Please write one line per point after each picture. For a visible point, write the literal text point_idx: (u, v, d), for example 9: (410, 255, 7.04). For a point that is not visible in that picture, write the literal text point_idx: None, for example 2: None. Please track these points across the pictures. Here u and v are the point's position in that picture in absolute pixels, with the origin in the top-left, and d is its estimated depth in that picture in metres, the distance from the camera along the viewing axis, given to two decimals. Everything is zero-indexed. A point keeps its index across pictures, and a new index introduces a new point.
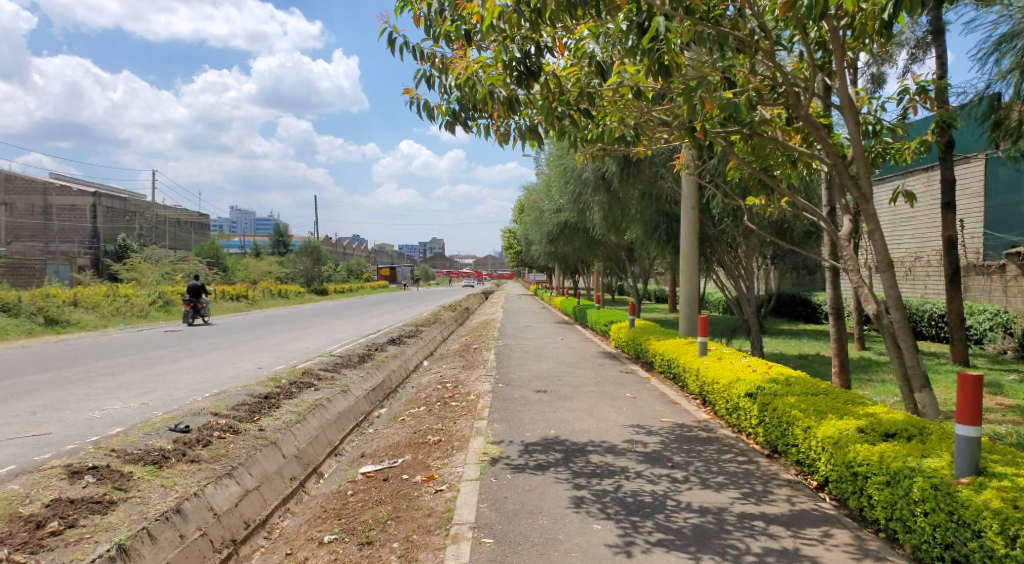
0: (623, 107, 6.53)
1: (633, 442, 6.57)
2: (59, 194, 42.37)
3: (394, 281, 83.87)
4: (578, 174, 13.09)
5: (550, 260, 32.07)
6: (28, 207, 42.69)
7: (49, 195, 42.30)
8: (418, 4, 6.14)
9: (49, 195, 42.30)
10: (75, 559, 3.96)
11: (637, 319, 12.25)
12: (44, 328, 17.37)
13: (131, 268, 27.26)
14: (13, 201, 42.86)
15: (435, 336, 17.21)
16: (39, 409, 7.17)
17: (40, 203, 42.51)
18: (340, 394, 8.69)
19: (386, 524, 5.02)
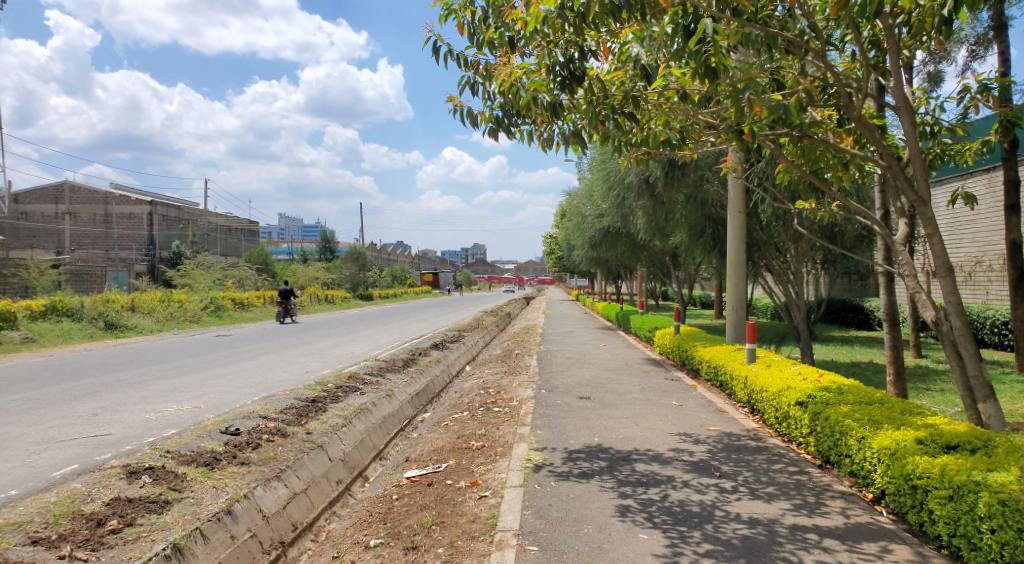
0: (669, 111, 6.48)
1: (680, 451, 6.46)
2: (119, 203, 44.07)
3: (438, 285, 84.79)
4: (621, 178, 13.00)
5: (593, 266, 31.89)
6: (89, 215, 44.52)
7: (110, 205, 44.05)
8: (462, 12, 6.19)
9: (110, 205, 44.05)
10: (133, 557, 4.08)
11: (682, 325, 12.07)
12: (105, 332, 18.08)
13: (184, 274, 28.12)
14: (76, 210, 44.82)
15: (477, 342, 17.26)
16: (100, 410, 7.43)
17: (101, 212, 44.31)
18: (384, 398, 8.78)
19: (431, 529, 5.04)
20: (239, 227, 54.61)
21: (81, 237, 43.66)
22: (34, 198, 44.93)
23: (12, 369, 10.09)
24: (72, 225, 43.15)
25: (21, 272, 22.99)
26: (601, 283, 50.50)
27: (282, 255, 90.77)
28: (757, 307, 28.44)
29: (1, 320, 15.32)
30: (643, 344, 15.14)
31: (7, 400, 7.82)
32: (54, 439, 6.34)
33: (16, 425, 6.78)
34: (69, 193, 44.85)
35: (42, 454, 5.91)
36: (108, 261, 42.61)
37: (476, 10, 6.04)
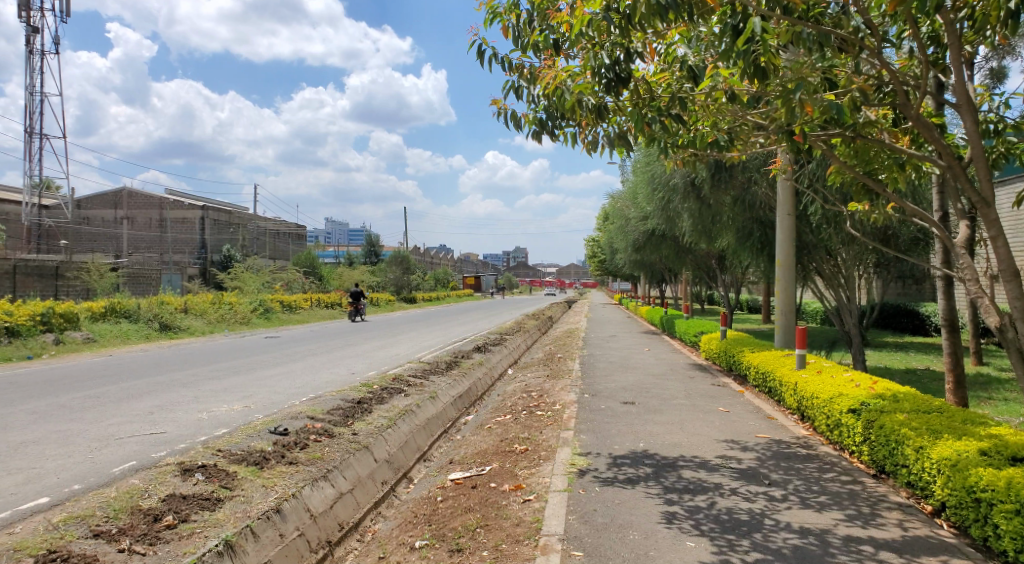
0: (716, 112, 6.41)
1: (727, 458, 6.35)
2: (174, 207, 45.53)
3: (479, 289, 85.36)
4: (666, 180, 12.85)
5: (636, 269, 31.62)
6: (145, 220, 46.07)
7: (165, 209, 45.65)
8: (507, 16, 6.20)
9: (165, 209, 45.65)
10: (187, 552, 4.18)
11: (728, 330, 11.86)
12: (159, 333, 18.68)
13: (235, 277, 28.89)
14: (133, 215, 46.49)
15: (519, 345, 17.25)
16: (155, 409, 7.66)
17: (157, 216, 45.88)
18: (428, 400, 8.85)
19: (475, 532, 5.05)
20: (287, 231, 55.76)
21: (138, 241, 45.27)
22: (95, 203, 46.76)
23: (74, 369, 10.48)
24: (130, 230, 44.74)
25: (83, 274, 23.95)
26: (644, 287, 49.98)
27: (331, 260, 92.96)
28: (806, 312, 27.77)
29: (65, 321, 15.97)
30: (688, 348, 14.92)
31: (70, 398, 8.13)
32: (113, 436, 6.56)
33: (78, 422, 7.04)
34: (127, 199, 46.51)
35: (102, 451, 6.13)
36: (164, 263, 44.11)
37: (522, 13, 6.06)
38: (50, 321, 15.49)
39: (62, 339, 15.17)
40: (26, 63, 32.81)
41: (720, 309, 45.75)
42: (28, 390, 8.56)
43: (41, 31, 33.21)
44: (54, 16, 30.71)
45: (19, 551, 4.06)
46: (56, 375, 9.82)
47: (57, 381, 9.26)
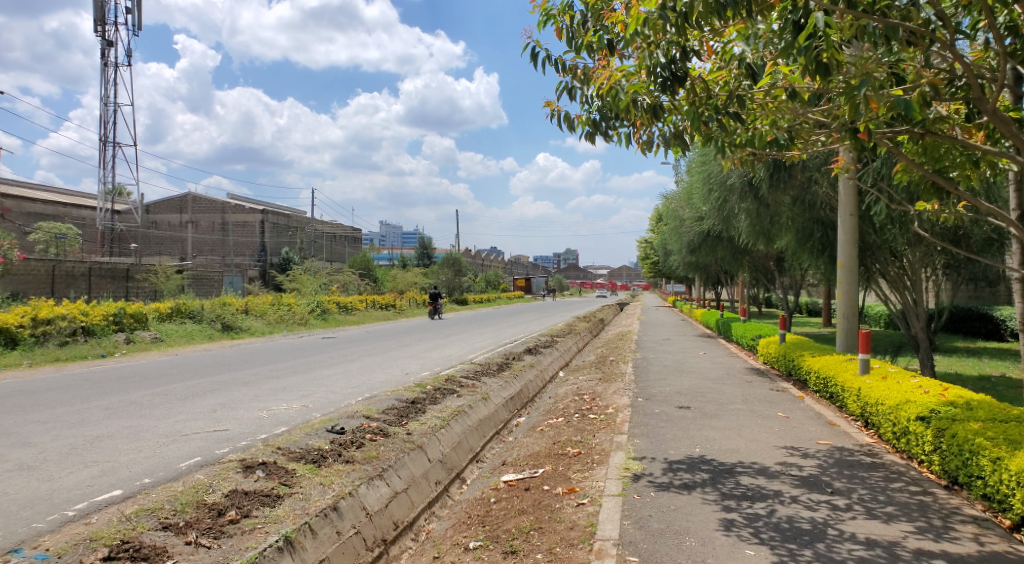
0: (775, 110, 6.29)
1: (787, 465, 6.17)
2: (235, 211, 47.08)
3: (529, 290, 85.67)
4: (723, 179, 12.60)
5: (689, 271, 31.18)
6: (208, 223, 47.77)
7: (227, 212, 47.22)
8: (560, 17, 6.26)
9: (227, 212, 47.22)
10: (249, 546, 4.29)
11: (787, 333, 11.54)
12: (221, 333, 19.30)
13: (294, 279, 29.72)
14: (197, 218, 48.26)
15: (570, 347, 17.14)
16: (219, 407, 7.91)
17: (220, 220, 47.51)
18: (481, 401, 8.91)
19: (529, 534, 5.04)
20: (342, 234, 57.08)
21: (202, 244, 46.97)
22: (162, 208, 48.62)
23: (144, 367, 10.94)
24: (194, 233, 46.46)
25: (152, 277, 24.95)
26: (698, 289, 49.10)
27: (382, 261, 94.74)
28: (870, 316, 26.78)
29: (135, 321, 16.66)
30: (745, 352, 14.60)
31: (140, 395, 8.48)
32: (180, 433, 6.81)
33: (147, 418, 7.33)
34: (192, 203, 48.16)
35: (170, 446, 6.36)
36: (226, 266, 45.70)
37: (576, 14, 6.13)
38: (122, 322, 16.17)
39: (132, 339, 15.81)
40: (101, 74, 34.48)
41: (778, 311, 44.52)
42: (102, 387, 8.97)
43: (116, 44, 34.85)
44: (128, 30, 32.26)
45: (95, 540, 4.23)
46: (128, 372, 10.26)
47: (128, 379, 9.67)
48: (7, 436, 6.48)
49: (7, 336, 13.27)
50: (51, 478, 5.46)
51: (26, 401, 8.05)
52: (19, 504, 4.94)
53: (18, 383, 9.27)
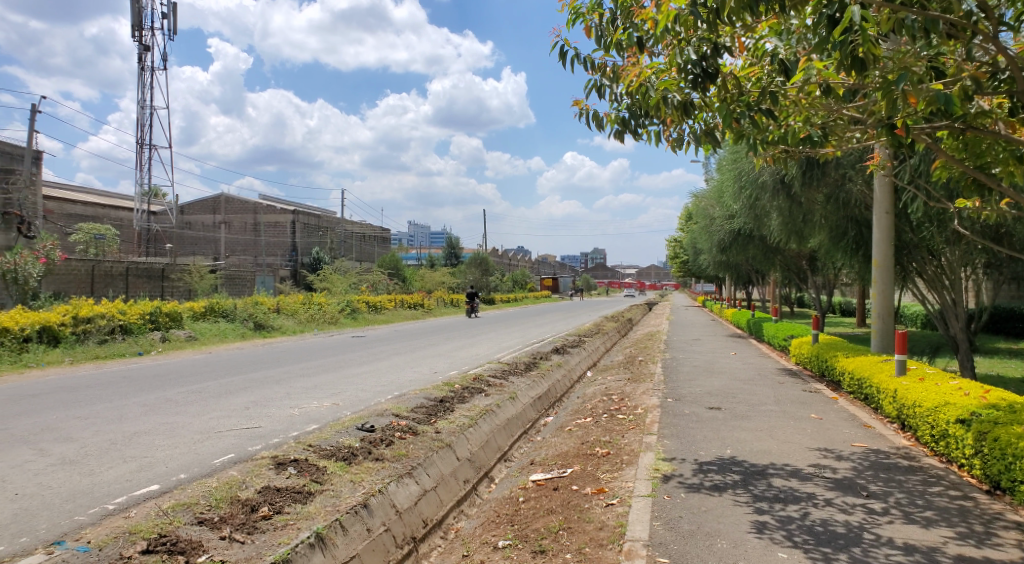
0: (809, 107, 6.21)
1: (821, 467, 6.07)
2: (267, 212, 47.88)
3: (556, 290, 85.60)
4: (754, 177, 12.42)
5: (719, 270, 30.83)
6: (241, 224, 48.63)
7: (259, 213, 47.97)
8: (589, 15, 6.30)
9: (259, 213, 47.98)
10: (282, 542, 4.34)
11: (820, 334, 11.34)
12: (254, 332, 19.62)
13: (324, 278, 30.14)
14: (230, 219, 49.11)
15: (598, 347, 17.05)
16: (251, 405, 8.03)
17: (252, 220, 48.33)
18: (508, 400, 8.91)
19: (558, 534, 5.03)
20: (372, 234, 57.62)
21: (234, 244, 47.81)
22: (196, 209, 49.57)
23: (179, 364, 11.16)
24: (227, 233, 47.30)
25: (187, 276, 25.46)
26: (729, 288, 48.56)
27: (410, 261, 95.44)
28: (907, 316, 26.17)
29: (170, 320, 16.98)
30: (776, 352, 14.38)
31: (175, 392, 8.65)
32: (214, 430, 6.93)
33: (182, 415, 7.47)
34: (226, 204, 49.01)
35: (204, 442, 6.47)
36: (257, 266, 46.48)
37: (605, 12, 6.16)
38: (157, 320, 16.51)
39: (168, 337, 16.16)
40: (139, 78, 35.33)
41: (810, 311, 43.79)
42: (139, 384, 9.16)
43: (153, 49, 35.65)
44: (165, 34, 32.98)
45: (133, 534, 4.33)
46: (164, 370, 10.48)
47: (165, 376, 9.88)
48: (50, 431, 6.67)
49: (49, 334, 13.52)
50: (92, 472, 5.60)
51: (67, 397, 8.26)
52: (61, 498, 5.07)
53: (60, 380, 9.51)
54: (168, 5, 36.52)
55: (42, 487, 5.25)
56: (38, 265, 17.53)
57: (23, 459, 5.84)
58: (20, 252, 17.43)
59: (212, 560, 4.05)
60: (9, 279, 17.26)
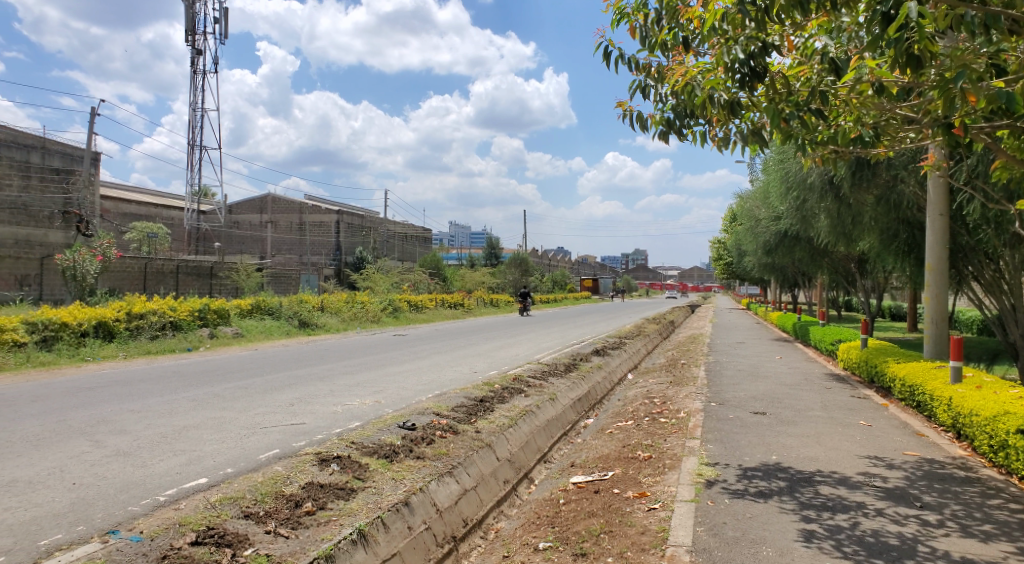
0: (861, 106, 6.10)
1: (871, 475, 5.91)
2: (312, 212, 48.83)
3: (596, 291, 85.30)
4: (802, 178, 12.13)
5: (765, 272, 30.33)
6: (287, 223, 49.64)
7: (304, 213, 48.96)
8: (634, 16, 6.29)
9: (304, 213, 48.96)
10: (325, 538, 4.40)
11: (869, 339, 11.05)
12: (299, 330, 19.98)
13: (367, 278, 30.57)
14: (276, 219, 50.08)
15: (639, 349, 16.91)
16: (296, 401, 8.17)
17: (297, 220, 49.29)
18: (548, 402, 8.89)
19: (599, 537, 4.99)
20: (414, 234, 58.19)
21: (279, 243, 48.88)
22: (243, 209, 50.78)
23: (228, 360, 11.46)
24: (272, 232, 48.35)
25: (234, 275, 26.06)
26: (773, 290, 47.69)
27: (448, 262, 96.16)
28: (961, 322, 25.29)
29: (218, 317, 17.41)
30: (823, 357, 14.06)
31: (223, 387, 8.85)
32: (260, 425, 7.06)
33: (229, 410, 7.64)
34: (271, 204, 50.06)
35: (250, 438, 6.60)
36: (301, 265, 47.43)
37: (650, 12, 6.15)
38: (206, 317, 16.93)
39: (216, 334, 16.58)
40: (190, 82, 36.40)
41: (858, 315, 42.67)
42: (189, 379, 9.42)
43: (204, 53, 36.69)
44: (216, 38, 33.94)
45: (183, 525, 4.43)
46: (213, 365, 10.76)
47: (213, 372, 10.13)
48: (105, 423, 6.89)
49: (105, 329, 13.92)
50: (144, 464, 5.76)
51: (121, 391, 8.53)
52: (116, 488, 5.22)
53: (115, 373, 9.84)
54: (220, 11, 37.60)
55: (97, 477, 5.41)
56: (96, 263, 18.18)
57: (80, 450, 6.04)
58: (80, 250, 18.09)
59: (258, 554, 4.12)
60: (70, 275, 17.95)
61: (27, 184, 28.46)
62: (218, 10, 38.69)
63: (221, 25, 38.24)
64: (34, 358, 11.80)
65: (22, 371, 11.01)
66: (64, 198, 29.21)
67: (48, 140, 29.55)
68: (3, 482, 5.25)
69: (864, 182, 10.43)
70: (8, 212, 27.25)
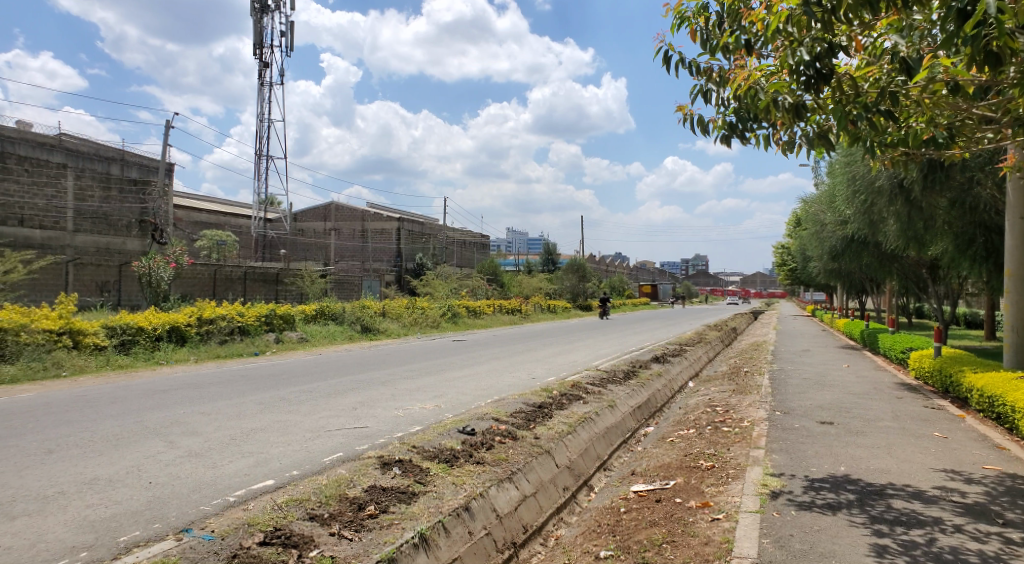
0: (935, 107, 5.93)
1: (947, 490, 5.69)
2: (374, 219, 49.81)
3: (656, 298, 84.07)
4: (869, 181, 11.79)
5: (832, 279, 29.48)
6: (350, 231, 50.62)
7: (367, 221, 49.92)
8: (695, 19, 6.23)
9: (367, 221, 49.93)
10: (387, 541, 4.45)
11: (943, 347, 10.65)
12: (361, 334, 20.38)
13: (427, 284, 30.92)
14: (340, 226, 50.94)
15: (700, 357, 16.64)
16: (359, 405, 8.32)
17: (359, 227, 50.26)
18: (607, 409, 8.84)
19: (661, 547, 4.93)
20: (472, 241, 58.62)
21: (343, 250, 50.11)
22: (308, 217, 52.13)
23: (293, 365, 11.77)
24: (336, 239, 49.61)
25: (298, 281, 26.72)
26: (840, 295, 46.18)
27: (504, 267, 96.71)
28: None
29: (284, 322, 17.92)
30: (893, 366, 13.57)
31: (288, 391, 9.09)
32: (324, 429, 7.22)
33: (295, 413, 7.85)
34: (334, 212, 51.19)
35: (315, 441, 6.75)
36: (361, 271, 48.51)
37: (711, 15, 6.10)
38: (272, 322, 17.43)
39: (282, 338, 17.05)
40: (257, 94, 37.71)
41: (934, 323, 40.86)
42: (256, 383, 9.70)
43: (271, 65, 38.01)
44: None
45: (252, 525, 4.56)
46: (280, 370, 11.09)
47: (281, 376, 10.42)
48: (178, 424, 7.16)
49: (178, 334, 14.45)
50: (215, 465, 5.96)
51: (192, 393, 8.85)
52: (189, 488, 5.41)
53: (190, 376, 10.23)
54: (286, 24, 38.89)
55: (171, 477, 5.62)
56: (169, 269, 18.91)
57: (155, 450, 6.29)
58: (155, 257, 18.85)
59: (323, 555, 4.19)
60: (145, 282, 18.68)
61: (107, 196, 29.62)
62: (284, 23, 40.00)
63: (287, 39, 39.62)
64: (114, 360, 12.38)
65: (104, 373, 11.56)
66: (140, 208, 30.75)
67: (128, 153, 31.26)
68: (86, 479, 5.50)
69: (938, 184, 10.16)
70: (91, 221, 28.55)
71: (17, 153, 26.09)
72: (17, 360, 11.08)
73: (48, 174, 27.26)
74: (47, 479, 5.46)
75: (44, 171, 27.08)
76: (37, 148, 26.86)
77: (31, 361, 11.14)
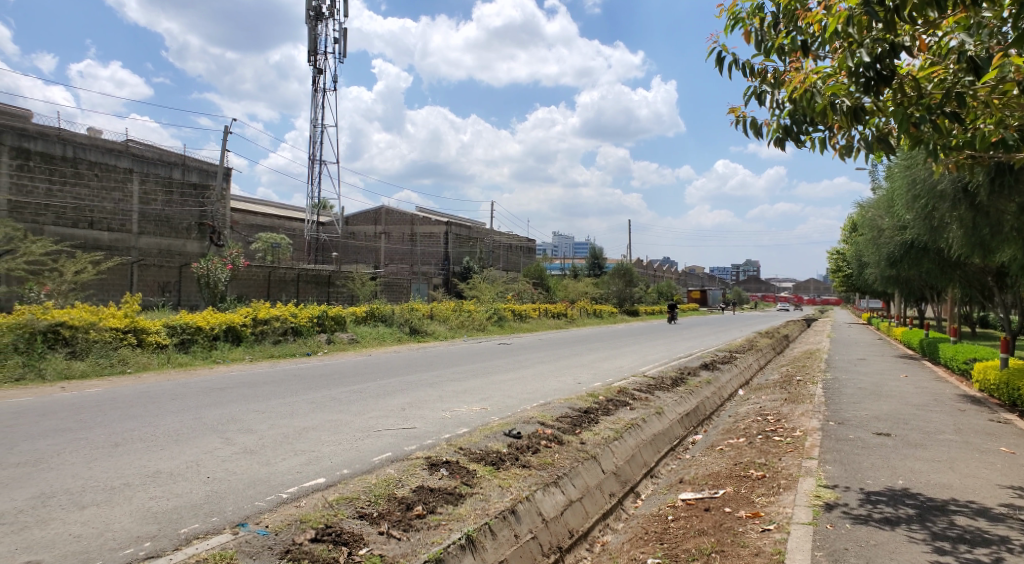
0: (1004, 107, 5.68)
1: (1015, 508, 5.45)
2: (423, 223, 50.38)
3: (704, 304, 82.67)
4: (932, 186, 11.62)
5: (892, 286, 28.51)
6: (399, 234, 51.37)
7: (415, 224, 50.54)
8: (749, 20, 6.15)
9: (415, 224, 50.55)
10: (434, 542, 4.50)
11: (1010, 358, 10.19)
12: (410, 336, 20.63)
13: (473, 287, 31.10)
14: (389, 229, 51.75)
15: (751, 364, 16.33)
16: (407, 407, 8.43)
17: (409, 231, 50.92)
18: (655, 415, 8.76)
19: (710, 556, 4.85)
20: (519, 245, 58.75)
21: (391, 252, 50.87)
22: (358, 220, 53.04)
23: (346, 366, 11.99)
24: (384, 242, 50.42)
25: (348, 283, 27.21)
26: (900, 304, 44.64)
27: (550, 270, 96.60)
28: None
29: (335, 323, 18.29)
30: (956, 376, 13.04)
31: (340, 391, 9.27)
32: (374, 429, 7.35)
33: (345, 413, 8.01)
34: (384, 215, 52.01)
35: (365, 440, 6.88)
36: (409, 274, 49.17)
37: (766, 16, 6.00)
38: (324, 323, 17.80)
39: (334, 339, 17.41)
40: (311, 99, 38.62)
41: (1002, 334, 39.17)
42: (309, 382, 9.92)
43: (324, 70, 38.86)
44: None
45: (303, 523, 4.66)
46: (332, 370, 11.32)
47: (333, 376, 10.63)
48: (234, 422, 7.37)
49: (234, 334, 14.88)
50: (268, 462, 6.11)
51: (248, 391, 9.12)
52: (244, 484, 5.57)
53: (246, 375, 10.52)
54: (340, 31, 39.81)
55: (227, 473, 5.79)
56: (225, 271, 19.48)
57: (212, 446, 6.49)
58: (213, 259, 19.47)
59: (373, 554, 4.26)
60: (203, 282, 19.30)
61: (169, 200, 30.53)
62: (338, 30, 40.96)
63: (341, 44, 40.52)
64: (175, 358, 12.80)
65: (165, 370, 11.96)
66: (200, 211, 31.69)
67: (186, 157, 31.85)
68: (149, 472, 5.72)
69: (1005, 190, 9.74)
70: (155, 223, 29.64)
71: (88, 159, 27.18)
72: (87, 356, 11.60)
73: (117, 179, 28.26)
74: (113, 471, 5.70)
75: (113, 176, 28.13)
76: (107, 154, 27.95)
77: (99, 358, 11.66)
